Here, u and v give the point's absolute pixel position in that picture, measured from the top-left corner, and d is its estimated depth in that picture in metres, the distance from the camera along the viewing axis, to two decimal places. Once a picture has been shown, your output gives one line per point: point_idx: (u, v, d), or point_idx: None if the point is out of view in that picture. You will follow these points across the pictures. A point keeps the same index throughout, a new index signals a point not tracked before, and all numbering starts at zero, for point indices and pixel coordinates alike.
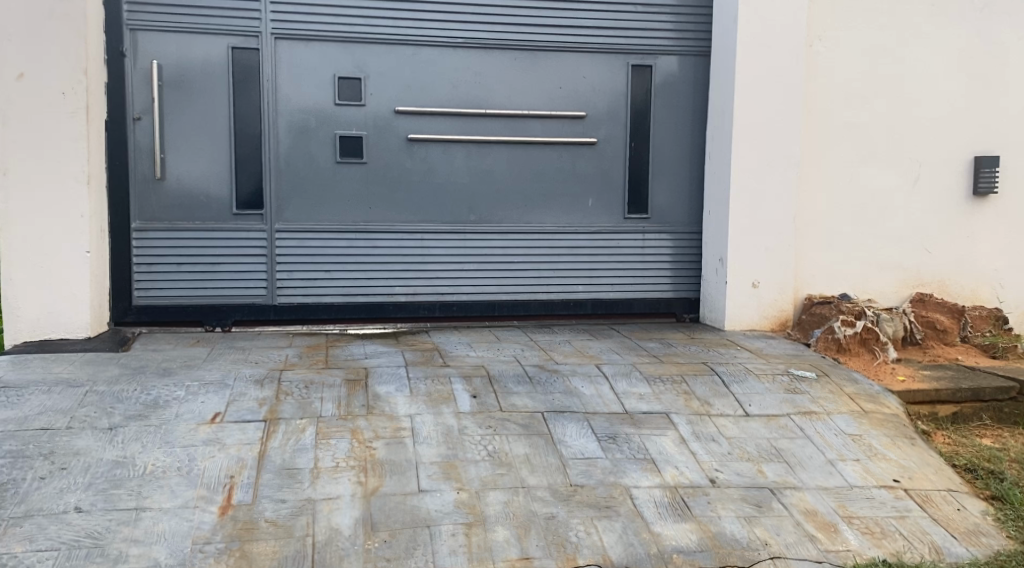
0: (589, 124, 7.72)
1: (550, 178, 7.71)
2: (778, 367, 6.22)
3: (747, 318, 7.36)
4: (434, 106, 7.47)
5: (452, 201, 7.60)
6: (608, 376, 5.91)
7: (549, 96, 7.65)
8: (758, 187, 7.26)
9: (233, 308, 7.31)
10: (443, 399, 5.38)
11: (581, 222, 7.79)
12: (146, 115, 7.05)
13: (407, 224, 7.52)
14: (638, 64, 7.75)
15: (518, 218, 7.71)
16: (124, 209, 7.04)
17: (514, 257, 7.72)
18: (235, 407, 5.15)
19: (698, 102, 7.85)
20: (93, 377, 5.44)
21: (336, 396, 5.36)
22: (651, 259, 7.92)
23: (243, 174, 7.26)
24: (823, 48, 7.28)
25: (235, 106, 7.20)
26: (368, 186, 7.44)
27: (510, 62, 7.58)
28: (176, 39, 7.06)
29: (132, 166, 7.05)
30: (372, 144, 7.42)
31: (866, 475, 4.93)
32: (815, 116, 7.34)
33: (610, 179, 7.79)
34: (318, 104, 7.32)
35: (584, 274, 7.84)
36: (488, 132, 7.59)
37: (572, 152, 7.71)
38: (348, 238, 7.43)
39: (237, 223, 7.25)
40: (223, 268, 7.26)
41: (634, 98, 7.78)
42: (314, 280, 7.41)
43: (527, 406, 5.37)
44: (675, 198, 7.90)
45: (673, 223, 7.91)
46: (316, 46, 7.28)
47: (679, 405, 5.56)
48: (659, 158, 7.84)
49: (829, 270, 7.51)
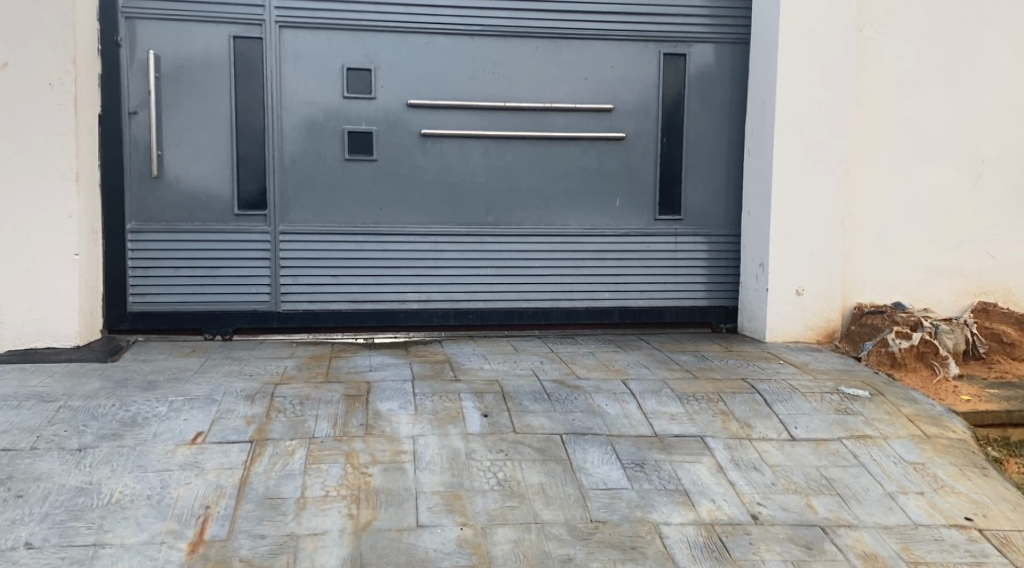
0: (617, 117, 7.14)
1: (574, 176, 7.15)
2: (828, 385, 5.58)
3: (789, 328, 6.73)
4: (450, 99, 6.96)
5: (469, 201, 7.06)
6: (636, 394, 5.31)
7: (573, 88, 7.08)
8: (802, 186, 6.64)
9: (234, 315, 6.84)
10: (451, 419, 4.84)
11: (608, 224, 7.21)
12: (143, 109, 6.62)
13: (420, 225, 7.01)
14: (671, 53, 7.16)
15: (540, 220, 7.15)
16: (119, 209, 6.61)
17: (535, 261, 7.16)
18: (220, 427, 4.65)
19: (736, 93, 7.24)
20: (69, 391, 4.97)
21: (332, 413, 4.83)
22: (684, 264, 7.30)
23: (246, 173, 6.80)
24: (874, 32, 6.64)
25: (237, 100, 6.75)
26: (379, 185, 6.95)
27: (532, 52, 7.03)
28: (175, 28, 6.62)
29: (128, 164, 6.62)
30: (383, 140, 6.92)
31: (933, 512, 4.30)
32: (866, 108, 6.70)
33: (639, 177, 7.21)
34: (325, 98, 6.84)
35: (612, 280, 7.25)
36: (508, 126, 7.04)
37: (598, 148, 7.14)
38: (357, 241, 6.93)
39: (239, 224, 6.79)
40: (223, 273, 6.79)
41: (666, 90, 7.19)
42: (321, 286, 6.91)
43: (543, 427, 4.81)
44: (710, 198, 7.28)
45: (708, 225, 7.30)
46: (322, 35, 6.80)
47: (717, 427, 4.97)
48: (693, 155, 7.24)
49: (881, 278, 6.84)
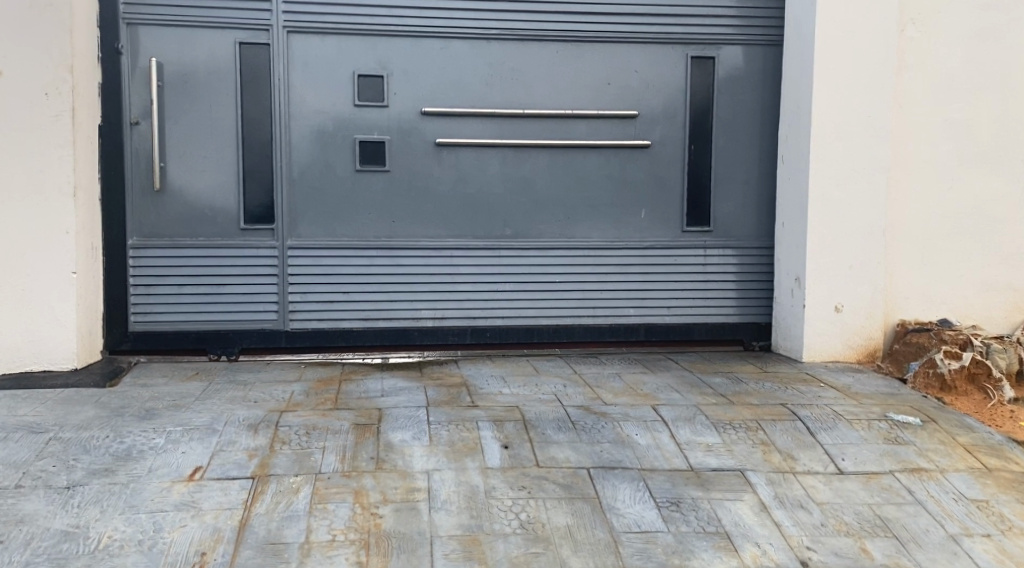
0: (642, 124, 6.77)
1: (597, 186, 6.78)
2: (874, 411, 5.17)
3: (827, 347, 6.33)
4: (466, 106, 6.62)
5: (486, 213, 6.71)
6: (668, 422, 4.93)
7: (595, 94, 6.72)
8: (841, 197, 6.25)
9: (240, 335, 6.52)
10: (468, 451, 4.48)
11: (633, 236, 6.83)
12: (146, 119, 6.32)
13: (435, 239, 6.66)
14: (699, 56, 6.79)
15: (561, 233, 6.79)
16: (121, 224, 6.31)
17: (556, 276, 6.79)
18: (220, 461, 4.30)
19: (768, 98, 6.85)
20: (61, 421, 4.65)
21: (340, 445, 4.48)
22: (713, 279, 6.90)
23: (253, 185, 6.49)
24: (917, 33, 6.25)
25: (243, 109, 6.44)
26: (391, 197, 6.61)
27: (552, 56, 6.68)
28: (179, 34, 6.33)
29: (129, 177, 6.32)
30: (396, 150, 6.59)
31: (1002, 558, 3.94)
32: (908, 113, 6.30)
33: (665, 187, 6.83)
34: (335, 106, 6.52)
35: (637, 296, 6.86)
36: (527, 134, 6.69)
37: (622, 156, 6.77)
38: (369, 255, 6.59)
39: (245, 239, 6.47)
40: (228, 290, 6.46)
41: (693, 95, 6.82)
42: (331, 304, 6.57)
43: (568, 460, 4.45)
44: (741, 209, 6.89)
45: (739, 237, 6.91)
46: (332, 41, 6.48)
47: (757, 460, 4.58)
48: (723, 164, 6.85)
49: (926, 293, 6.42)
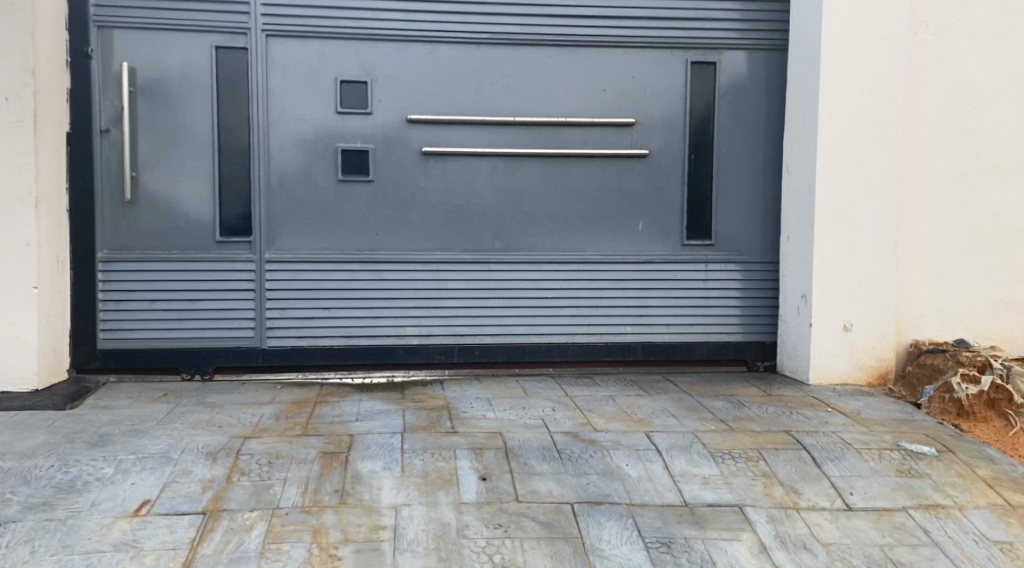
0: (640, 133, 6.43)
1: (592, 198, 6.43)
2: (885, 440, 4.78)
3: (836, 369, 5.94)
4: (454, 113, 6.29)
5: (475, 225, 6.37)
6: (661, 450, 4.57)
7: (590, 100, 6.38)
8: (850, 209, 5.88)
9: (214, 353, 6.19)
10: (443, 484, 4.13)
11: (631, 250, 6.47)
12: (116, 127, 6.03)
13: (421, 253, 6.32)
14: (699, 61, 6.45)
15: (554, 246, 6.44)
16: (89, 237, 6.00)
17: (548, 291, 6.44)
18: (171, 493, 3.99)
19: (773, 105, 6.49)
20: (7, 448, 4.33)
21: (302, 477, 4.15)
22: (715, 295, 6.52)
23: (229, 196, 6.18)
24: (930, 36, 5.89)
25: (219, 116, 6.14)
26: (375, 209, 6.29)
27: (545, 61, 6.35)
28: (152, 37, 6.03)
29: (98, 188, 6.02)
30: (380, 159, 6.27)
31: None
32: (921, 120, 5.93)
33: (664, 199, 6.48)
34: (315, 113, 6.20)
35: (634, 313, 6.49)
36: (518, 143, 6.36)
37: (619, 166, 6.43)
38: (351, 269, 6.26)
39: (221, 252, 6.16)
40: (203, 306, 6.14)
41: (694, 102, 6.47)
42: (311, 320, 6.24)
43: (552, 494, 4.09)
44: (745, 222, 6.53)
45: (742, 252, 6.53)
46: (313, 44, 6.17)
47: (758, 494, 4.21)
48: (725, 175, 6.50)
49: (941, 311, 6.03)
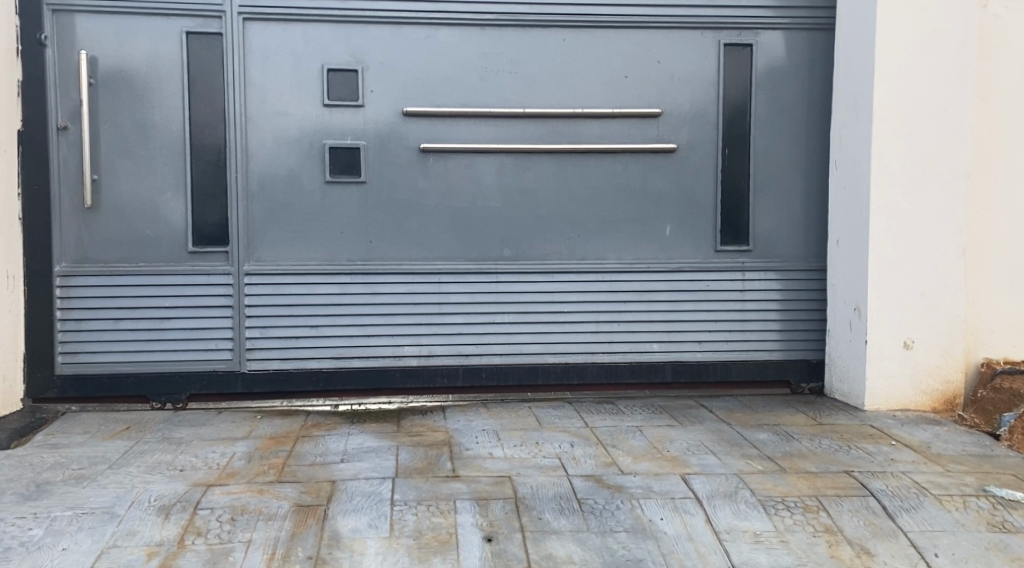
0: (666, 125, 5.69)
1: (612, 199, 5.70)
2: (967, 484, 4.01)
3: (895, 393, 5.18)
4: (456, 105, 5.58)
5: (481, 231, 5.65)
6: (701, 500, 3.83)
7: (610, 89, 5.65)
8: (910, 209, 5.12)
9: (188, 379, 5.50)
10: (439, 547, 3.41)
11: (657, 258, 5.73)
12: (74, 124, 5.35)
13: (420, 263, 5.60)
14: (734, 43, 5.69)
15: (570, 254, 5.70)
16: (45, 248, 5.32)
17: (564, 305, 5.70)
18: (108, 562, 3.28)
19: (817, 92, 5.74)
20: None
21: (270, 539, 3.45)
22: (754, 308, 5.76)
23: (204, 201, 5.49)
24: (1002, 9, 5.12)
25: (192, 110, 5.45)
26: (368, 213, 5.57)
27: (558, 45, 5.61)
28: (115, 22, 5.35)
29: (56, 192, 5.34)
30: (372, 158, 5.56)
31: None
32: (993, 107, 5.16)
33: (695, 200, 5.73)
34: (299, 107, 5.50)
35: (662, 329, 5.74)
36: (528, 137, 5.63)
37: (643, 163, 5.69)
38: (341, 283, 5.55)
39: (194, 264, 5.46)
40: (174, 326, 5.45)
41: (728, 89, 5.72)
42: (295, 341, 5.53)
43: (572, 560, 3.36)
44: (785, 224, 5.78)
45: (783, 258, 5.78)
46: (297, 29, 5.47)
47: (822, 557, 3.46)
48: (763, 172, 5.75)
49: (1016, 325, 5.26)
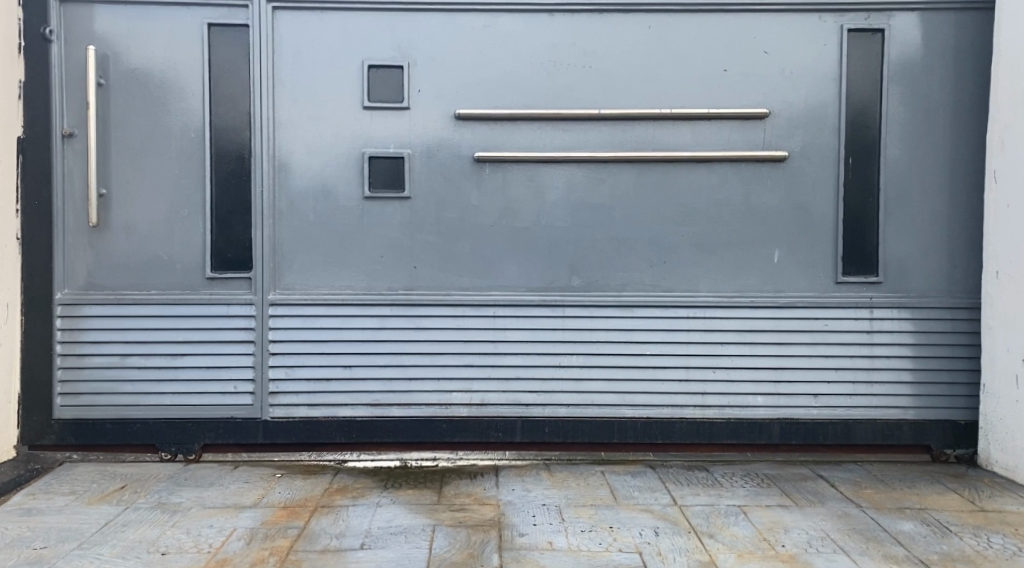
0: (775, 129, 4.66)
1: (706, 218, 4.69)
2: None
3: None
4: (518, 106, 4.68)
5: (547, 257, 4.71)
6: None
7: (704, 85, 4.66)
8: None
9: (202, 427, 4.72)
10: None
11: (762, 291, 4.68)
12: (81, 131, 4.65)
13: (474, 294, 4.70)
14: (860, 28, 4.63)
15: (655, 285, 4.71)
16: (46, 272, 4.64)
17: (646, 347, 4.70)
18: None
19: (966, 87, 4.62)
20: None
21: None
22: (885, 355, 4.65)
23: (225, 220, 4.73)
24: None
25: (213, 115, 4.70)
26: (414, 234, 4.71)
27: (641, 34, 4.66)
28: (127, 13, 4.64)
29: (59, 208, 4.65)
30: (419, 169, 4.70)
31: None
32: None
33: (809, 219, 4.67)
34: (336, 110, 4.69)
35: (767, 379, 4.68)
36: (605, 144, 4.69)
37: (745, 175, 4.67)
38: (380, 317, 4.69)
39: (212, 292, 4.70)
40: (186, 364, 4.67)
41: (851, 85, 4.66)
42: (325, 384, 4.69)
43: None
44: (924, 249, 4.66)
45: (922, 293, 4.66)
46: (334, 19, 4.67)
47: None
48: (896, 186, 4.65)
49: None
